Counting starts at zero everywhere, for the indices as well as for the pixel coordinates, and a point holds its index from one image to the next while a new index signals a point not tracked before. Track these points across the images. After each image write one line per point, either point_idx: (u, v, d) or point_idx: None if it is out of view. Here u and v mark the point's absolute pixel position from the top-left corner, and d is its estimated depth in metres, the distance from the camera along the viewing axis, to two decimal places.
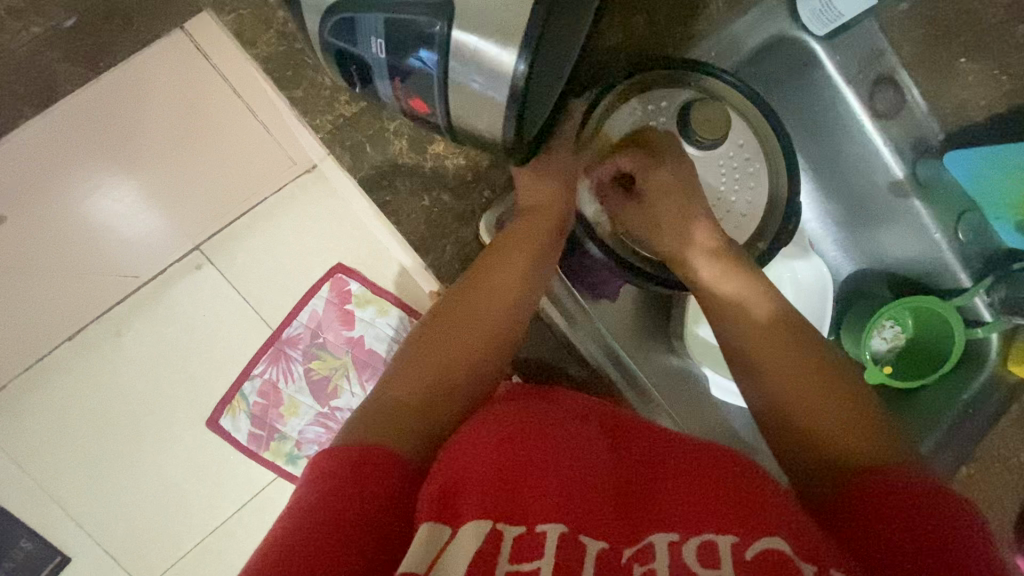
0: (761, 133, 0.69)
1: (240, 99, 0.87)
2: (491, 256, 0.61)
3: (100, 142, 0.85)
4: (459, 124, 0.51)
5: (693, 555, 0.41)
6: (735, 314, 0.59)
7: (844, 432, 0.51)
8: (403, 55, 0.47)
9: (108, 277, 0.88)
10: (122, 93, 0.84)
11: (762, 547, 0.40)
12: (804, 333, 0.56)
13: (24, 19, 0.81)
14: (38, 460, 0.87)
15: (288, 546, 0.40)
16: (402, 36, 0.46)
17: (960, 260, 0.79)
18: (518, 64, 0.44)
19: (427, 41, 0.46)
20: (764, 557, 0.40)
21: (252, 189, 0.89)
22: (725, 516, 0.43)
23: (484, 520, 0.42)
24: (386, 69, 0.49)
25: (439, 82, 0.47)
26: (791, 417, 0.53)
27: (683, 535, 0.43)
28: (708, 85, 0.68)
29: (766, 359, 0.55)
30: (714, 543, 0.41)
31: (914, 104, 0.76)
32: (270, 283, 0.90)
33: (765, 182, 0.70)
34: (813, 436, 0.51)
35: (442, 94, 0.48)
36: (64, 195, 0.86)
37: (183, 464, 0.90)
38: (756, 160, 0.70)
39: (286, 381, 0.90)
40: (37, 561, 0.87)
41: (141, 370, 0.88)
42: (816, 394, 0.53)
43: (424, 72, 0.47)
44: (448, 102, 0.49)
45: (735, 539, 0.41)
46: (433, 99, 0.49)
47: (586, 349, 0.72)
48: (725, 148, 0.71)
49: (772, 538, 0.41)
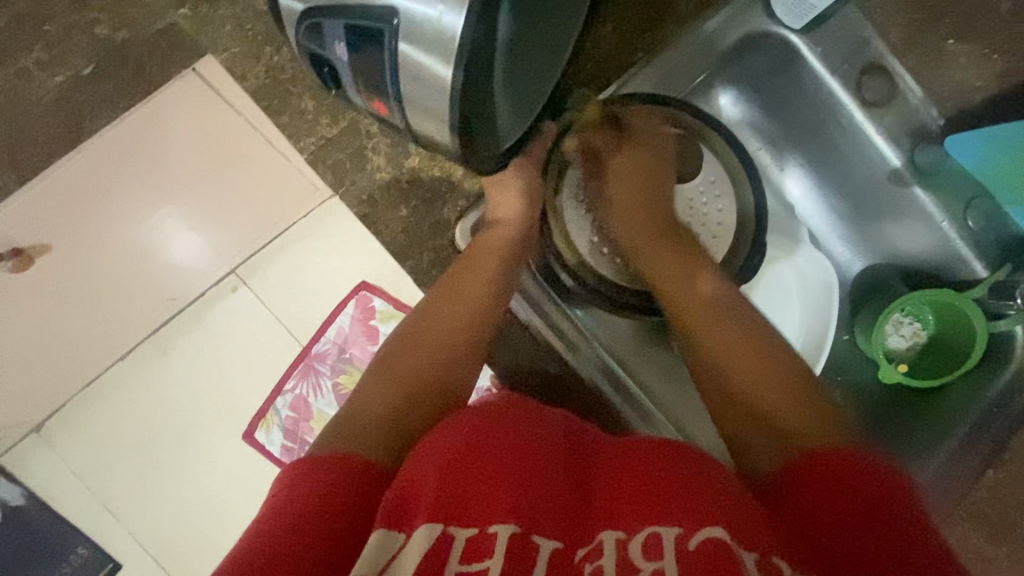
0: (727, 161, 0.72)
1: (257, 132, 0.94)
2: (458, 267, 0.64)
3: (134, 175, 0.94)
4: (416, 129, 0.55)
5: (638, 548, 0.40)
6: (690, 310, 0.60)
7: (797, 428, 0.50)
8: (364, 62, 0.51)
9: (155, 300, 0.96)
10: (149, 128, 0.94)
11: (704, 535, 0.40)
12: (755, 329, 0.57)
13: (49, 69, 0.91)
14: (90, 471, 0.93)
15: (248, 556, 0.39)
16: (360, 41, 0.50)
17: (973, 249, 0.75)
18: (453, 76, 0.47)
19: (380, 46, 0.49)
20: (704, 549, 0.39)
21: (279, 215, 0.96)
22: (668, 510, 0.42)
23: (435, 523, 0.41)
24: (350, 69, 0.53)
25: (392, 86, 0.51)
26: (759, 417, 0.52)
27: (630, 527, 0.42)
28: (684, 120, 0.72)
29: (722, 358, 0.56)
30: (660, 536, 0.40)
31: (906, 90, 0.74)
32: (301, 302, 0.96)
33: (734, 220, 0.72)
34: (777, 431, 0.50)
35: (395, 97, 0.52)
36: (110, 226, 0.95)
37: (223, 473, 0.95)
38: (724, 197, 0.73)
39: (316, 395, 0.95)
40: (93, 565, 0.93)
41: (182, 385, 0.95)
42: (770, 389, 0.53)
43: (379, 78, 0.51)
44: (402, 106, 0.52)
45: (680, 532, 0.40)
46: (390, 102, 0.53)
47: (585, 372, 0.72)
48: (697, 183, 0.74)
49: (715, 527, 0.40)
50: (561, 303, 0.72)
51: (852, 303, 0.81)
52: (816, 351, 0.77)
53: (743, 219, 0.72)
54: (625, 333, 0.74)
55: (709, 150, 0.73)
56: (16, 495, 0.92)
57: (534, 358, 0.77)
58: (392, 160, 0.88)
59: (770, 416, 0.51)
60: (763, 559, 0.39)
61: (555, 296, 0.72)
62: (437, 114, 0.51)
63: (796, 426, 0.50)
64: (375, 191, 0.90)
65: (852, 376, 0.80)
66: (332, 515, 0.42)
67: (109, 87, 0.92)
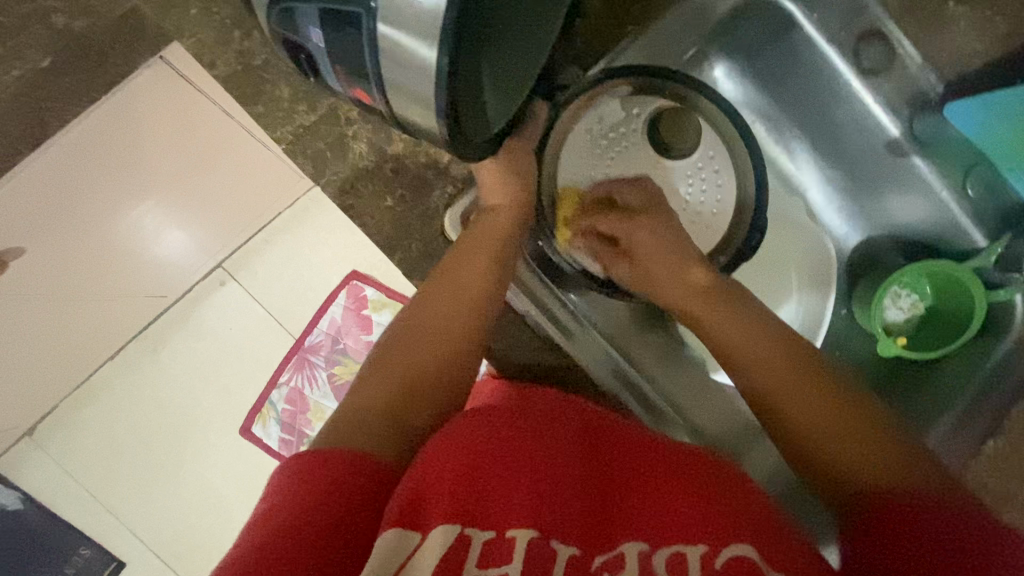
0: (728, 139, 0.71)
1: (235, 121, 0.91)
2: (455, 256, 0.62)
3: (108, 170, 0.91)
4: (402, 116, 0.52)
5: (662, 566, 0.39)
6: (736, 350, 0.59)
7: (869, 475, 0.49)
8: (341, 47, 0.48)
9: (141, 298, 0.93)
10: (121, 120, 0.90)
11: (735, 553, 0.38)
12: (804, 359, 0.57)
13: (6, 62, 0.87)
14: (87, 472, 0.92)
15: (248, 562, 0.38)
16: (335, 25, 0.46)
17: (973, 219, 0.73)
18: (438, 60, 0.44)
19: (356, 29, 0.45)
20: (732, 567, 0.38)
21: (264, 206, 0.93)
22: (687, 526, 0.41)
23: (453, 524, 0.40)
24: (328, 57, 0.49)
25: (373, 73, 0.48)
26: (827, 468, 0.51)
27: (654, 542, 0.41)
28: (683, 95, 0.70)
29: (776, 401, 0.55)
30: (683, 555, 0.39)
31: (907, 57, 0.71)
32: (293, 295, 0.94)
33: (733, 195, 0.72)
34: (846, 476, 0.50)
35: (377, 85, 0.49)
36: (87, 222, 0.92)
37: (222, 469, 0.94)
38: (724, 171, 0.72)
39: (311, 387, 0.93)
40: (96, 566, 0.91)
41: (176, 384, 0.93)
42: (830, 432, 0.52)
43: (360, 63, 0.48)
44: (384, 92, 0.49)
45: (705, 551, 0.39)
46: (371, 87, 0.50)
47: (587, 361, 0.70)
48: (695, 158, 0.72)
49: (742, 545, 0.39)
50: (558, 291, 0.70)
51: (850, 276, 0.81)
52: (813, 326, 0.80)
53: (741, 205, 0.71)
54: (622, 319, 0.73)
55: (707, 124, 0.71)
56: (14, 499, 0.90)
57: (535, 350, 0.74)
58: (374, 148, 0.84)
59: (838, 466, 0.51)
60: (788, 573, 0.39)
61: (552, 281, 0.70)
62: (421, 98, 0.48)
63: (864, 475, 0.49)
64: (357, 177, 0.84)
65: (852, 349, 0.79)
66: (338, 528, 0.41)
67: (72, 81, 0.88)
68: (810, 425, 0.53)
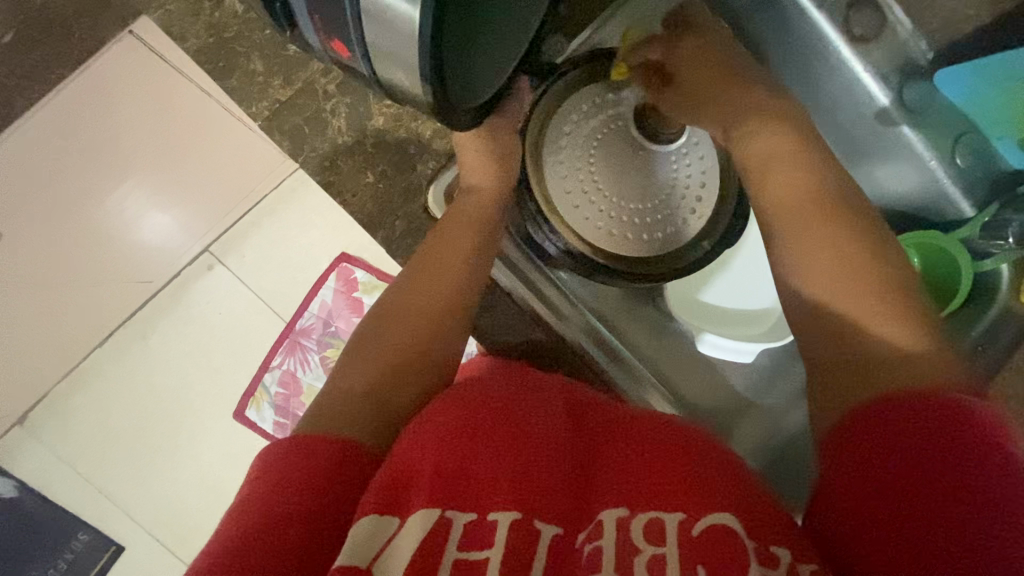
0: None
1: (212, 100, 0.89)
2: (436, 237, 0.61)
3: (87, 152, 0.89)
4: (384, 79, 0.50)
5: (639, 532, 0.40)
6: (787, 173, 0.55)
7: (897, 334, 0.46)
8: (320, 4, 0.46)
9: (129, 282, 0.92)
10: (98, 100, 0.88)
11: (712, 521, 0.39)
12: (854, 217, 0.52)
13: None
14: (81, 457, 0.91)
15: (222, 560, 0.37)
16: None
17: (961, 189, 0.73)
18: (421, 19, 0.43)
19: None
20: (709, 532, 0.39)
21: (249, 188, 0.92)
22: (667, 493, 0.42)
23: (432, 508, 0.40)
24: (308, 9, 0.47)
25: (355, 32, 0.46)
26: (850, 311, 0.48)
27: (633, 509, 0.42)
28: None
29: (816, 229, 0.51)
30: (660, 521, 0.40)
31: (897, 24, 0.72)
32: (282, 278, 0.92)
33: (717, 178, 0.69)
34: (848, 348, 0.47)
35: (361, 45, 0.47)
36: (68, 206, 0.90)
37: (218, 452, 0.93)
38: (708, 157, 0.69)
39: (304, 370, 0.92)
40: (95, 551, 0.92)
41: (166, 368, 0.92)
42: (868, 260, 0.49)
43: (340, 21, 0.46)
44: (366, 51, 0.48)
45: (683, 517, 0.40)
46: (353, 46, 0.48)
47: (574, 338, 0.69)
48: (680, 142, 0.69)
49: (722, 513, 0.40)
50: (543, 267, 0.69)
51: None
52: None
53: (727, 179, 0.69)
54: (612, 295, 0.73)
55: None
56: (8, 487, 0.90)
57: (517, 327, 0.70)
58: (353, 121, 0.81)
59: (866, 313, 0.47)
60: (763, 548, 0.39)
61: (538, 260, 0.69)
62: (402, 61, 0.46)
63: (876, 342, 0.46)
64: (336, 155, 0.80)
65: None
66: (314, 515, 0.40)
67: (41, 56, 0.87)
68: (840, 273, 0.49)
